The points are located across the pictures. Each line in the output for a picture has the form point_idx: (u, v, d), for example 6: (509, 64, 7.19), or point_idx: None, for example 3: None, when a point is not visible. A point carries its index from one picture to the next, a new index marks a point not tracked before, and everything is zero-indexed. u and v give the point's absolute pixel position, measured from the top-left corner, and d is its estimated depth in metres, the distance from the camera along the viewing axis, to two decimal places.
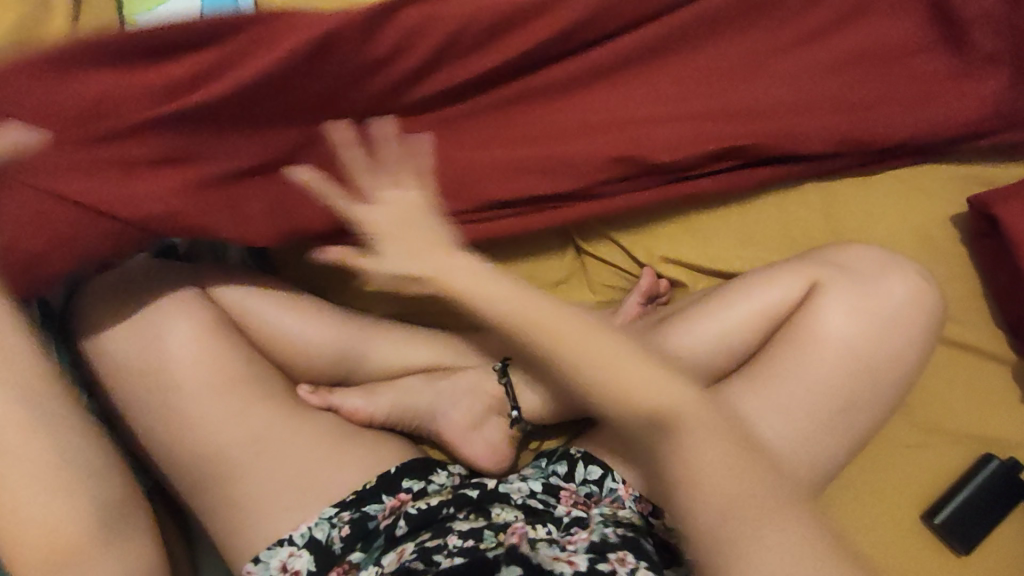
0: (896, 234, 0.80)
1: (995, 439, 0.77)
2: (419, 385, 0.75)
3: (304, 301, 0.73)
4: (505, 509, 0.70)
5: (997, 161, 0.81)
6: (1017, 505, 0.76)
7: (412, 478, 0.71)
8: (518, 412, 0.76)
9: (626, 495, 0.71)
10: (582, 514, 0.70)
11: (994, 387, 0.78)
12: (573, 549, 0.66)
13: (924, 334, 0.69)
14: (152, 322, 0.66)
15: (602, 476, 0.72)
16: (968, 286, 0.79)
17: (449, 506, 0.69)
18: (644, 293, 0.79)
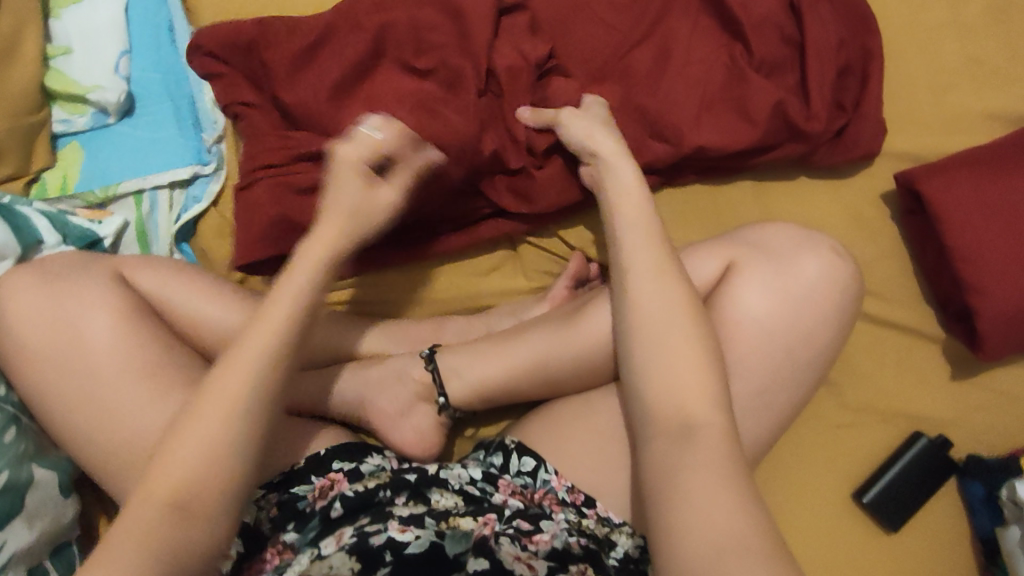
0: (825, 211, 0.80)
1: (923, 416, 0.77)
2: (347, 373, 0.79)
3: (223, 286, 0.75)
4: (444, 495, 0.71)
5: (923, 133, 0.80)
6: (948, 480, 0.76)
7: (342, 460, 0.72)
8: (444, 399, 0.77)
9: (558, 485, 0.71)
10: (520, 505, 0.71)
11: (920, 360, 0.78)
12: (534, 551, 0.66)
13: (839, 307, 0.69)
14: (72, 307, 0.67)
15: (535, 467, 0.72)
16: (897, 263, 0.79)
17: (386, 490, 0.70)
18: (572, 278, 0.81)
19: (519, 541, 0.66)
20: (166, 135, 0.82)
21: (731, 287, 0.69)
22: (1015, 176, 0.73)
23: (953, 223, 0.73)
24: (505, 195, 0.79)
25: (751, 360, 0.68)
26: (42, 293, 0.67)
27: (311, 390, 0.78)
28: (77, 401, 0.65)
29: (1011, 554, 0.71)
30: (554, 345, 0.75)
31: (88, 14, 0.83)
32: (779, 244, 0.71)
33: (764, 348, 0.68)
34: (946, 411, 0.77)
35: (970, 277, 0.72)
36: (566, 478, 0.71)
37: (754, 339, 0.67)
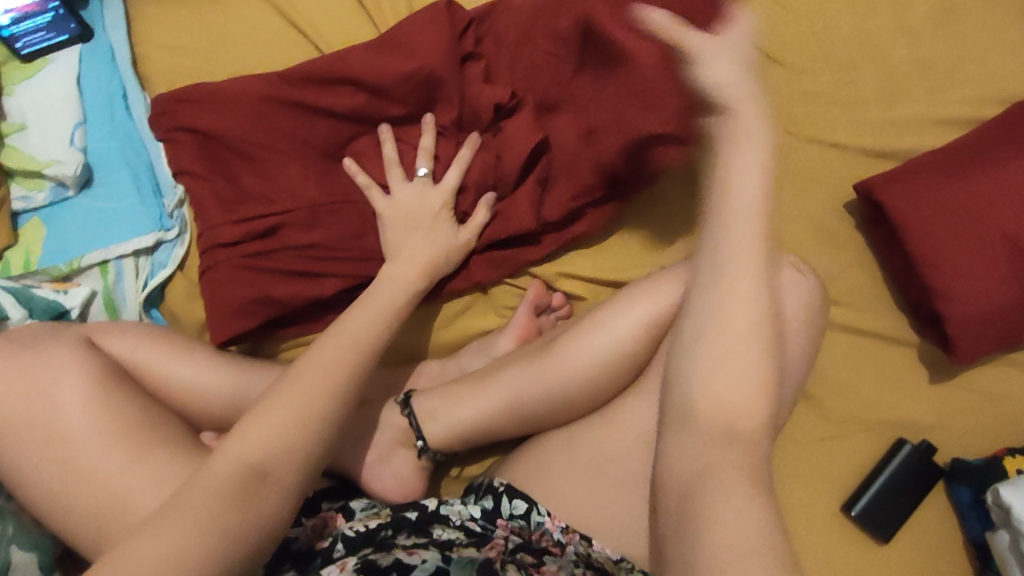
0: (790, 223, 0.80)
1: (905, 422, 0.77)
2: None
3: (195, 348, 0.75)
4: (446, 530, 0.71)
5: (879, 139, 0.81)
6: (935, 485, 0.76)
7: (330, 500, 0.75)
8: (423, 442, 0.77)
9: (553, 526, 0.70)
10: (520, 540, 0.70)
11: (896, 366, 0.78)
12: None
13: (807, 324, 0.70)
14: (35, 391, 0.66)
15: (528, 509, 0.71)
16: (865, 271, 0.80)
17: (388, 529, 0.70)
18: (532, 304, 0.81)
19: (526, 569, 0.66)
20: (126, 204, 0.82)
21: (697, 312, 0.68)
22: (972, 179, 0.73)
23: (914, 230, 0.73)
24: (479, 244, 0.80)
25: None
26: (17, 378, 0.66)
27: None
28: (49, 483, 0.65)
29: (1003, 557, 0.70)
30: (526, 381, 0.75)
31: (40, 89, 0.83)
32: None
33: None
34: (926, 416, 0.77)
35: (937, 283, 0.73)
36: (560, 518, 0.70)
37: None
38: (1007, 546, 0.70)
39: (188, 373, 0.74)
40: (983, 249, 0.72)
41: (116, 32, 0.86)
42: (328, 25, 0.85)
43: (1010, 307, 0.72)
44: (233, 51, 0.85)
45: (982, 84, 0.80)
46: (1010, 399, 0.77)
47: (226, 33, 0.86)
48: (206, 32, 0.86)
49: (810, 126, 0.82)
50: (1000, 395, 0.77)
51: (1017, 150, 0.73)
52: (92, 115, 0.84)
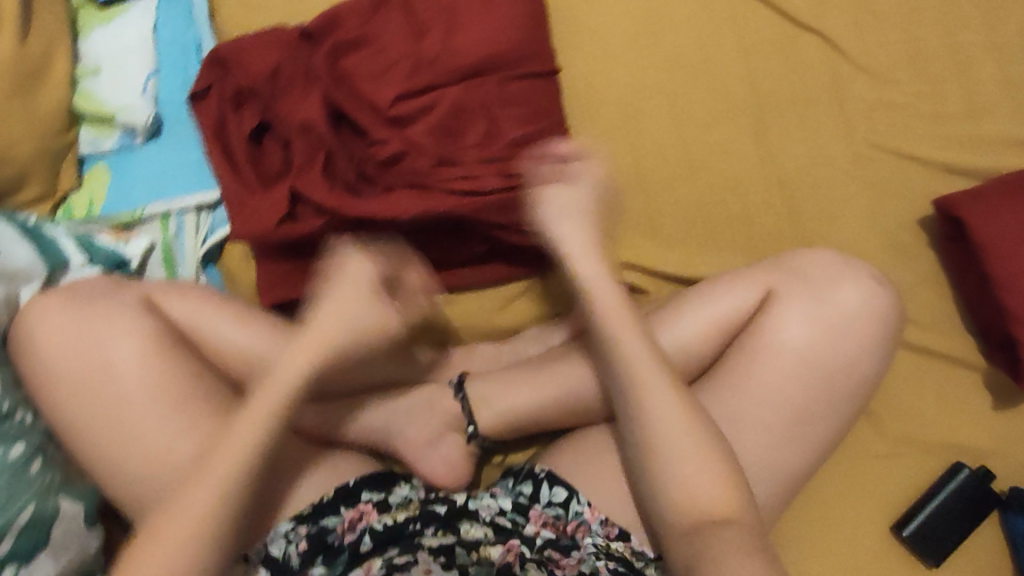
0: (862, 236, 0.79)
1: (965, 447, 0.75)
2: (375, 403, 0.76)
3: (251, 314, 0.73)
4: (475, 525, 0.70)
5: (961, 156, 0.79)
6: (991, 514, 0.74)
7: (371, 490, 0.70)
8: (474, 428, 0.76)
9: (592, 518, 0.69)
10: (551, 536, 0.69)
11: (958, 390, 0.76)
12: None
13: (881, 340, 0.68)
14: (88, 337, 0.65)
15: (567, 497, 0.70)
16: (935, 290, 0.78)
17: (416, 522, 0.69)
18: None
19: (545, 566, 0.67)
20: (193, 159, 0.82)
21: (771, 311, 0.68)
22: None
23: (995, 251, 0.72)
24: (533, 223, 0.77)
25: (788, 389, 0.66)
26: (74, 322, 0.65)
27: (340, 417, 0.76)
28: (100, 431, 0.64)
29: None
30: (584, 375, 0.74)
31: (116, 35, 0.83)
32: (815, 273, 0.69)
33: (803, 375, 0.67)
34: (986, 442, 0.75)
35: (1014, 307, 0.71)
36: (600, 510, 0.69)
37: (792, 365, 0.66)
38: None
39: (243, 338, 0.72)
40: None
41: None
42: None
43: None
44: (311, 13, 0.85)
45: None
46: None
47: None
48: None
49: (891, 137, 0.80)
50: None
51: None
52: (166, 67, 0.84)
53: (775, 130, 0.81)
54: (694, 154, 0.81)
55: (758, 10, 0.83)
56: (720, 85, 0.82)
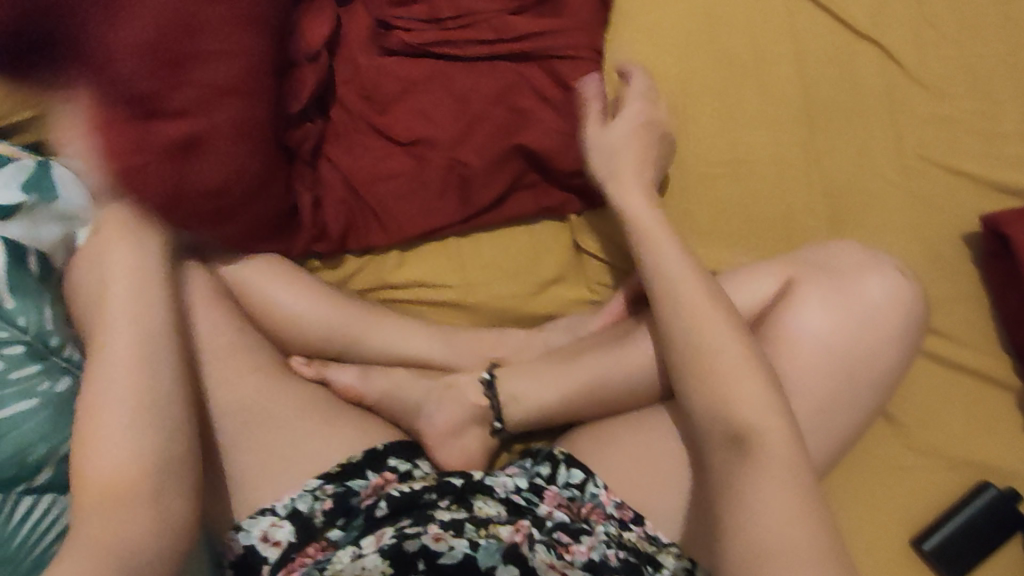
0: (904, 247, 0.78)
1: (993, 466, 0.75)
2: (409, 381, 0.77)
3: (300, 276, 0.76)
4: (487, 502, 0.70)
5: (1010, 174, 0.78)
6: (1014, 536, 0.74)
7: (398, 458, 0.72)
8: (501, 424, 0.77)
9: (608, 500, 0.69)
10: (565, 519, 0.69)
11: (988, 409, 0.76)
12: (571, 561, 0.66)
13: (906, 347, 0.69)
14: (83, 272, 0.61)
15: (584, 480, 0.70)
16: (972, 306, 0.78)
17: (431, 492, 0.69)
18: (633, 294, 0.80)
19: (555, 549, 0.66)
20: None
21: (793, 304, 0.68)
22: None
23: None
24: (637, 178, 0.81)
25: (815, 383, 0.66)
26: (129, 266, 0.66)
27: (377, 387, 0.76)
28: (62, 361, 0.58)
29: None
30: (609, 364, 0.74)
31: None
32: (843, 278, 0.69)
33: (834, 376, 0.67)
34: (1014, 462, 0.75)
35: None
36: (616, 493, 0.69)
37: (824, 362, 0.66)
38: None
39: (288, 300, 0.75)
40: None
41: None
42: None
43: None
44: None
45: None
46: None
47: None
48: None
49: (941, 151, 0.80)
50: None
51: None
52: None
53: (824, 134, 0.81)
54: (741, 152, 0.81)
55: (815, 16, 0.83)
56: (773, 88, 0.82)
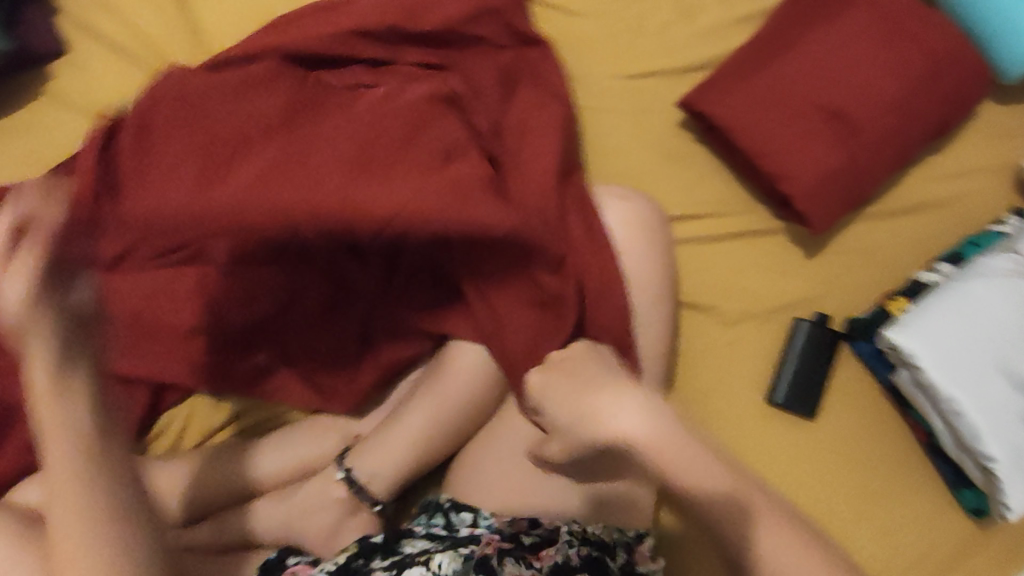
0: (635, 154, 0.84)
1: (797, 302, 0.81)
2: (269, 507, 0.74)
3: None
4: (416, 542, 0.68)
5: (682, 52, 0.86)
6: (840, 350, 0.80)
7: (296, 554, 0.71)
8: (380, 504, 0.75)
9: (501, 522, 0.70)
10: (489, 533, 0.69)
11: (771, 253, 0.82)
12: (541, 567, 0.66)
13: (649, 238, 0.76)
14: None
15: (474, 518, 0.70)
16: (718, 180, 0.84)
17: (360, 557, 0.66)
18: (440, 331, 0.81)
19: (523, 561, 0.66)
20: None
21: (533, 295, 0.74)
22: (776, 62, 0.77)
23: (738, 123, 0.77)
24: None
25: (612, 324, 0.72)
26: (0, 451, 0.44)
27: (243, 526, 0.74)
28: None
29: (911, 394, 0.73)
30: (436, 400, 0.73)
31: None
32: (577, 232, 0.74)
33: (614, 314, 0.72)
34: (813, 288, 0.81)
35: (777, 169, 0.76)
36: (504, 513, 0.70)
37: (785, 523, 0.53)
38: (910, 382, 0.73)
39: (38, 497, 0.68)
40: (807, 125, 0.76)
41: None
42: (140, 105, 0.89)
43: (844, 169, 0.76)
44: (49, 154, 0.87)
45: None
46: (878, 250, 0.81)
47: (36, 137, 0.87)
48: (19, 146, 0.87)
49: (630, 63, 0.86)
50: (869, 250, 0.81)
51: (805, 28, 0.78)
52: None
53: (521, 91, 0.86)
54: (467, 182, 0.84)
55: None
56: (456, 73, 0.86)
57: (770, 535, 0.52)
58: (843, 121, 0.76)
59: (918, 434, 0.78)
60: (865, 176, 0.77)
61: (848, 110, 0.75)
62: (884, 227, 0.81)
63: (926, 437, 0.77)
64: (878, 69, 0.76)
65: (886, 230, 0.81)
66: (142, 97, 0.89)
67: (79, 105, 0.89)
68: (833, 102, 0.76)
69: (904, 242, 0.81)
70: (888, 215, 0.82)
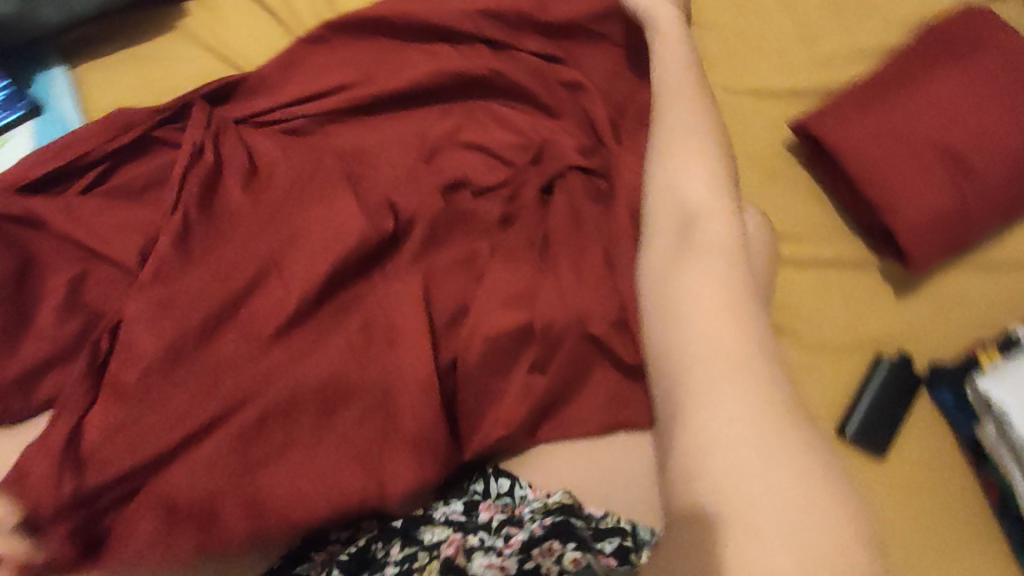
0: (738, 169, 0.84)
1: (882, 339, 0.79)
2: None
3: None
4: (434, 530, 0.64)
5: (799, 77, 0.86)
6: (920, 395, 0.79)
7: (338, 530, 0.66)
8: None
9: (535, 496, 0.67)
10: (503, 516, 0.66)
11: (862, 287, 0.81)
12: (507, 553, 0.61)
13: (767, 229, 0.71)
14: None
15: (511, 485, 0.68)
16: (817, 207, 0.83)
17: (378, 542, 0.64)
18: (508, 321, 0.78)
19: (490, 547, 0.62)
20: None
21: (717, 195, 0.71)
22: (897, 97, 0.77)
23: (850, 151, 0.77)
24: (549, 152, 0.81)
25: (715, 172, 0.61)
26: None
27: None
28: None
29: (994, 447, 0.73)
30: None
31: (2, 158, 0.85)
32: None
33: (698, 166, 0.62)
34: (900, 329, 0.79)
35: (883, 201, 0.76)
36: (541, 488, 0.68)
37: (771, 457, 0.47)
38: (996, 436, 0.73)
39: None
40: (920, 162, 0.75)
41: (68, 103, 0.87)
42: (263, 52, 0.92)
43: (952, 211, 0.75)
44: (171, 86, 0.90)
45: (875, 19, 0.87)
46: (972, 301, 0.80)
47: (161, 68, 0.91)
48: (144, 74, 0.90)
49: (745, 80, 0.86)
50: (962, 299, 0.80)
51: (930, 68, 0.78)
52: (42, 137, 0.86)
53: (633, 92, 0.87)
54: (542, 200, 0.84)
55: None
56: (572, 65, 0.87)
57: (685, 463, 0.49)
58: (959, 164, 0.75)
59: (990, 493, 0.76)
60: (970, 225, 0.76)
61: (965, 153, 0.75)
62: (980, 279, 0.80)
63: (998, 496, 0.75)
64: (1001, 118, 0.75)
65: (982, 282, 0.80)
66: (265, 45, 0.92)
67: (206, 44, 0.92)
68: (950, 143, 0.75)
69: (1000, 297, 0.80)
70: (986, 268, 0.80)
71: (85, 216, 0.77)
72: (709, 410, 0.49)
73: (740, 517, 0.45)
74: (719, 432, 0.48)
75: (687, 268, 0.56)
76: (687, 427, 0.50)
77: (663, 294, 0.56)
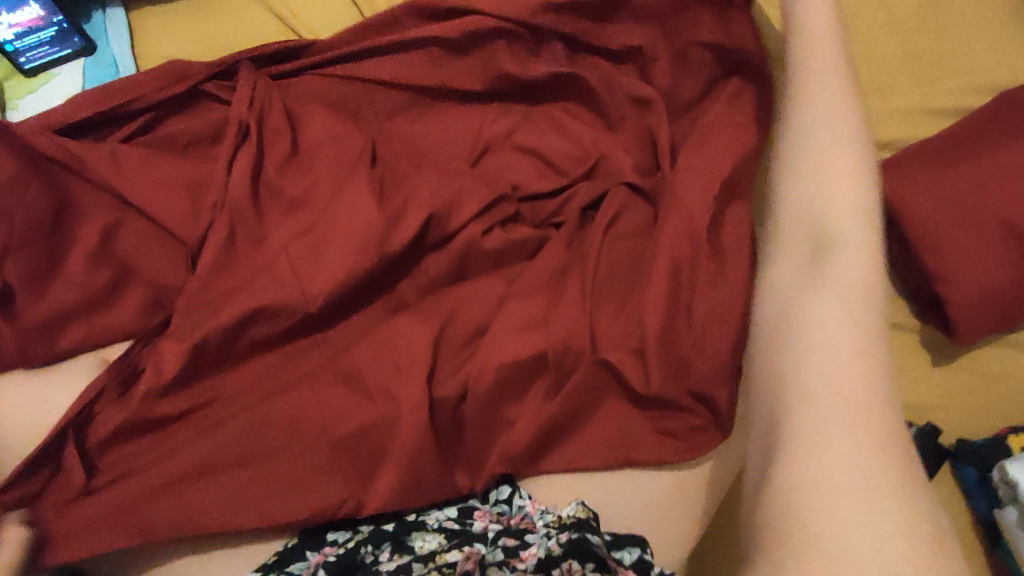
0: None
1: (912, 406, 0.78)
2: None
3: None
4: (426, 538, 0.64)
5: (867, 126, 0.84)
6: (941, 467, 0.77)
7: (336, 531, 0.66)
8: None
9: (533, 509, 0.67)
10: (500, 527, 0.65)
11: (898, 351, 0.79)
12: (525, 569, 0.60)
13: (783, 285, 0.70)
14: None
15: (511, 493, 0.68)
16: None
17: (368, 546, 0.63)
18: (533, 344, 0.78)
19: (504, 563, 0.60)
20: None
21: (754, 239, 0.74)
22: (967, 163, 0.75)
23: (911, 212, 0.75)
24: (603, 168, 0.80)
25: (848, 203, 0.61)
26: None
27: None
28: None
29: (1012, 533, 0.71)
30: None
31: (48, 93, 0.84)
32: None
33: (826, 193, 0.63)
34: (930, 398, 0.78)
35: (937, 268, 0.74)
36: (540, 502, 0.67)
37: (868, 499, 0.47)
38: (1016, 522, 0.70)
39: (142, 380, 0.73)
40: (981, 233, 0.73)
41: (119, 45, 0.86)
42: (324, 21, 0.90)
43: (1006, 289, 0.73)
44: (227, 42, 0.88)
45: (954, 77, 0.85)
46: (1009, 380, 0.78)
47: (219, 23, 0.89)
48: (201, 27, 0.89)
49: None
50: (999, 377, 0.78)
51: (1005, 139, 0.76)
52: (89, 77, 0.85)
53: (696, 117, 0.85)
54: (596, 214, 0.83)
55: None
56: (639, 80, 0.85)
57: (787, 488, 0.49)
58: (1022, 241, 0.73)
59: None
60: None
61: None
62: (1021, 360, 0.78)
63: None
64: None
65: (1022, 362, 0.78)
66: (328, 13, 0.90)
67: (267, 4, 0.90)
68: (1015, 218, 0.73)
69: None
70: None
71: (125, 166, 0.76)
72: (817, 458, 0.49)
73: (837, 548, 0.45)
74: (824, 472, 0.49)
75: (819, 297, 0.57)
76: (800, 455, 0.50)
77: (791, 315, 0.59)
